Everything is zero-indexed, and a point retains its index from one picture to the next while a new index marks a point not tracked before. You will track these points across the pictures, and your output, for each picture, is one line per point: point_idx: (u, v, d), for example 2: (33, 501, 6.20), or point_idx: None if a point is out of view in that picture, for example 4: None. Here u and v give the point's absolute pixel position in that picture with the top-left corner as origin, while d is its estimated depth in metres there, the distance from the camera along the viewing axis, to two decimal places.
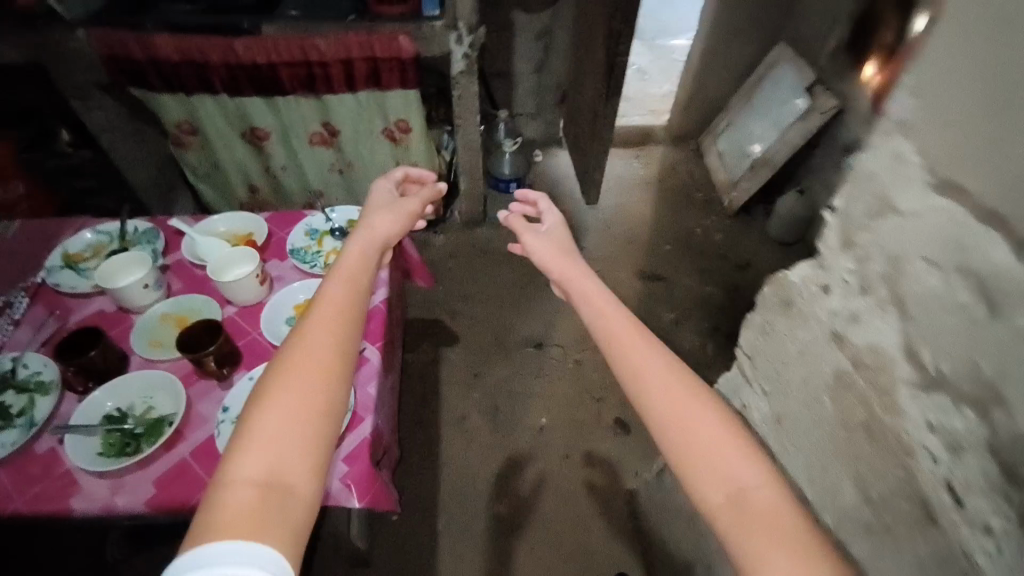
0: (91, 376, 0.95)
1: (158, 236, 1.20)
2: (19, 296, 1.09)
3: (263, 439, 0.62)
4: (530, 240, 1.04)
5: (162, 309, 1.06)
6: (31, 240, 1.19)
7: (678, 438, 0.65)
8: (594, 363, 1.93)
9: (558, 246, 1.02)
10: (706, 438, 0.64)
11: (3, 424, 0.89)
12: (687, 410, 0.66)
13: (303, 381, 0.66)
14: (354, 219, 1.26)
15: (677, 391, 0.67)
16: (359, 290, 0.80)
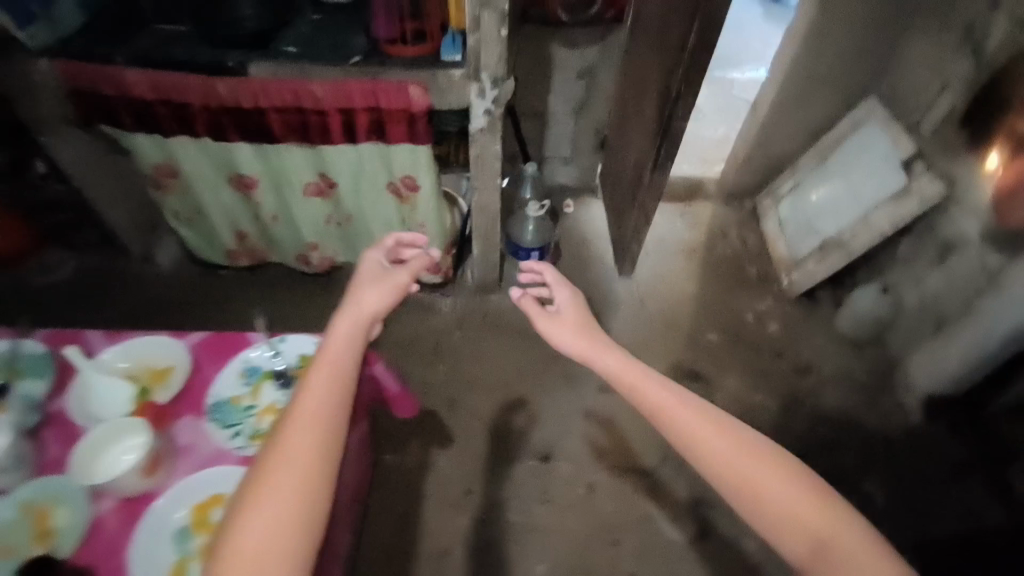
0: None
1: (52, 369, 1.09)
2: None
3: (266, 500, 0.76)
4: (553, 322, 1.08)
5: (27, 494, 0.96)
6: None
7: (739, 480, 0.80)
8: (609, 492, 1.63)
9: (578, 319, 1.08)
10: (753, 475, 0.79)
11: None
12: (719, 452, 0.82)
13: (306, 442, 0.81)
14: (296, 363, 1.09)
15: (703, 430, 0.83)
16: (347, 357, 0.94)
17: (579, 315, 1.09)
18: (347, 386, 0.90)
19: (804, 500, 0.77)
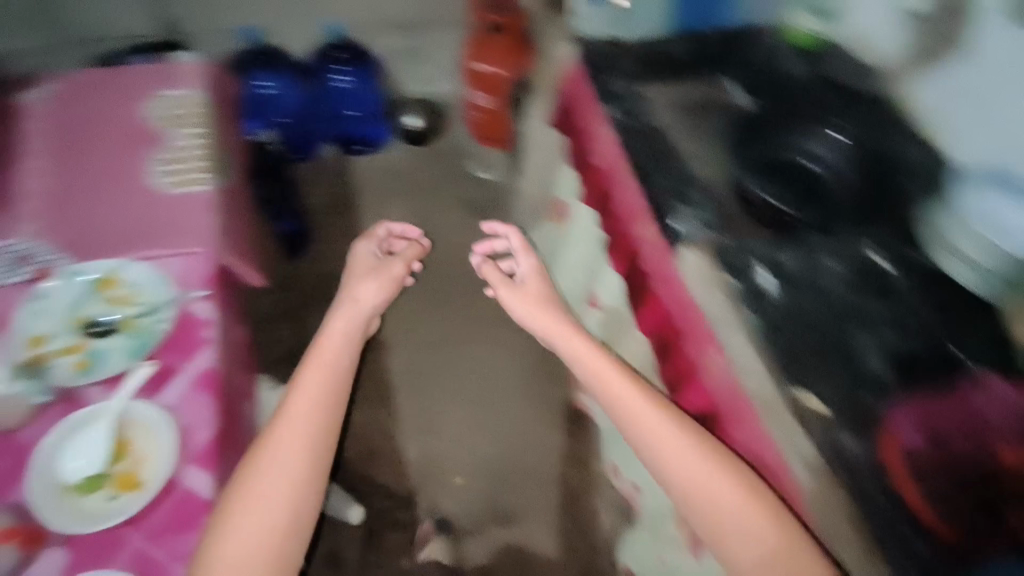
0: None
1: (139, 348, 0.86)
2: (59, 255, 0.93)
3: (263, 465, 0.79)
4: (515, 294, 1.13)
5: None
6: (154, 213, 0.99)
7: (684, 481, 0.82)
8: None
9: (534, 296, 1.12)
10: (692, 477, 0.81)
11: None
12: (667, 453, 0.84)
13: (297, 431, 0.83)
14: None
15: (669, 437, 0.84)
16: (339, 364, 0.92)
17: (539, 283, 1.15)
18: (339, 393, 0.89)
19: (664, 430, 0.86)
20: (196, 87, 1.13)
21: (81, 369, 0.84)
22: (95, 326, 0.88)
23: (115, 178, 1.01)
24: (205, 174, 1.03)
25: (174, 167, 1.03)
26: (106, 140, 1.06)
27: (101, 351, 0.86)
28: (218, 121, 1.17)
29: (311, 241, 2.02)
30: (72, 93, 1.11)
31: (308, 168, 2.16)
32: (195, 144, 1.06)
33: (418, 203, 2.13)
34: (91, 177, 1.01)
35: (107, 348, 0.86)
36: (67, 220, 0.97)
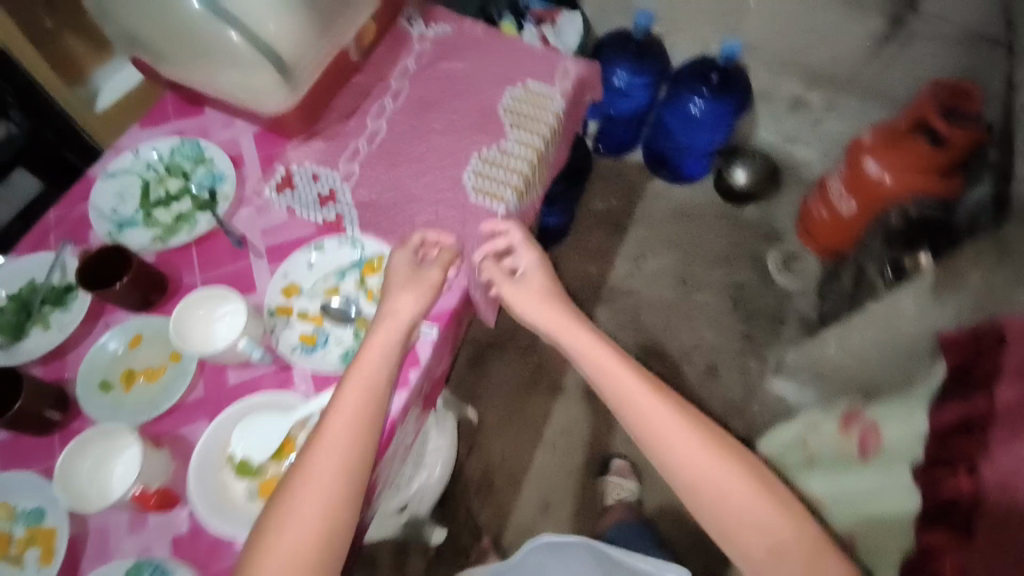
0: (148, 295, 0.79)
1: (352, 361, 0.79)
2: (353, 212, 0.89)
3: (306, 493, 0.64)
4: (524, 299, 0.85)
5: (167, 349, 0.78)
6: (450, 222, 0.90)
7: (690, 475, 0.72)
8: None
9: (537, 293, 0.86)
10: (700, 464, 0.72)
11: (147, 199, 0.88)
12: (704, 472, 0.72)
13: (340, 445, 0.66)
14: None
15: (668, 432, 0.74)
16: (389, 361, 0.73)
17: (540, 279, 0.87)
18: (378, 401, 0.70)
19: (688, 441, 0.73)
20: (555, 100, 0.99)
21: (304, 344, 0.80)
22: (339, 305, 0.83)
23: (436, 164, 0.94)
24: (504, 203, 0.91)
25: (482, 177, 0.92)
26: (453, 118, 0.97)
27: (328, 336, 0.81)
28: (557, 140, 1.01)
29: (563, 241, 1.80)
30: (452, 51, 1.03)
31: (601, 166, 1.91)
32: (517, 163, 0.93)
33: (688, 269, 1.77)
34: (422, 153, 0.94)
35: (335, 334, 0.81)
36: (378, 185, 0.92)
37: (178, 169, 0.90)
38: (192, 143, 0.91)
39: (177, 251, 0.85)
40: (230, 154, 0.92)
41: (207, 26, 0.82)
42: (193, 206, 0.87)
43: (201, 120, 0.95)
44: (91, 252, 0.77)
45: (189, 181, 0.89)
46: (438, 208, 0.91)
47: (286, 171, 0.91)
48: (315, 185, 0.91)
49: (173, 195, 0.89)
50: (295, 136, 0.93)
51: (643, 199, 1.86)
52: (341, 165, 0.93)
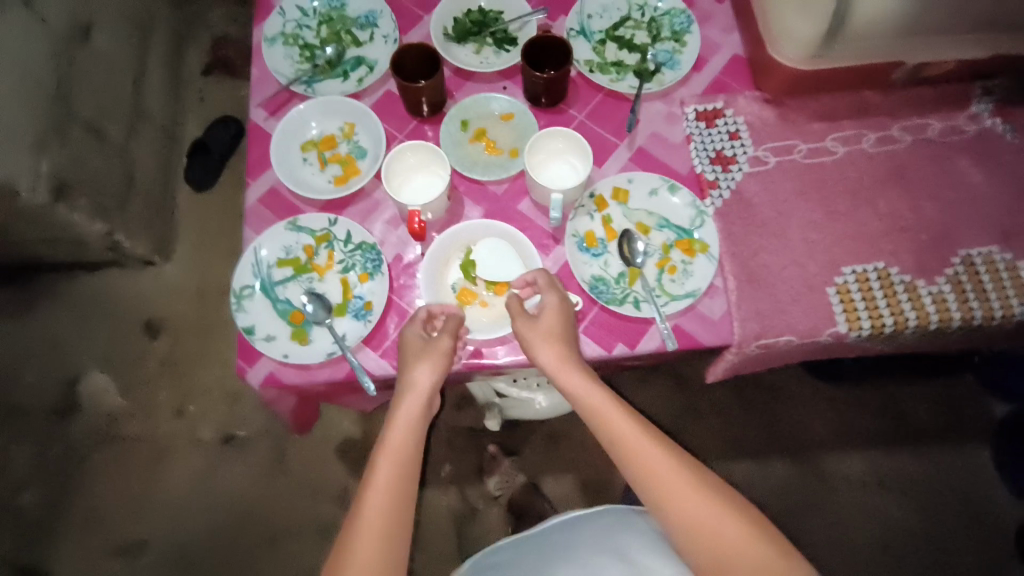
0: (545, 98, 0.85)
1: (596, 286, 0.79)
2: (725, 190, 0.83)
3: (362, 531, 0.63)
4: (543, 345, 0.72)
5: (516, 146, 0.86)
6: (783, 282, 0.79)
7: (695, 524, 0.64)
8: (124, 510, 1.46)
9: (555, 336, 0.72)
10: (710, 520, 0.64)
11: (617, 31, 0.92)
12: (698, 515, 0.64)
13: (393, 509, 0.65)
14: (301, 343, 0.75)
15: (679, 478, 0.66)
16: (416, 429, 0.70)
17: (553, 319, 0.73)
18: (410, 462, 0.68)
19: (692, 487, 0.66)
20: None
21: (584, 240, 0.81)
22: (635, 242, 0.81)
23: (835, 231, 0.80)
24: (850, 329, 0.76)
25: (862, 289, 0.77)
26: (901, 211, 0.80)
27: (603, 253, 0.81)
28: (970, 334, 0.79)
29: (826, 385, 1.51)
30: (978, 155, 0.82)
31: (962, 386, 1.50)
32: (909, 311, 0.76)
33: (901, 539, 1.40)
34: (836, 210, 0.81)
35: (608, 257, 0.81)
36: (769, 193, 0.83)
37: (659, 29, 0.91)
38: (686, 21, 0.90)
39: (587, 89, 0.88)
40: (700, 54, 0.89)
41: None
42: (634, 66, 0.89)
43: (713, 11, 0.92)
44: (548, 33, 0.83)
45: (655, 47, 0.90)
46: (789, 265, 0.79)
47: (719, 108, 0.86)
48: (724, 140, 0.85)
49: (635, 46, 0.91)
50: (761, 91, 0.86)
51: (942, 441, 1.47)
52: (763, 147, 0.84)
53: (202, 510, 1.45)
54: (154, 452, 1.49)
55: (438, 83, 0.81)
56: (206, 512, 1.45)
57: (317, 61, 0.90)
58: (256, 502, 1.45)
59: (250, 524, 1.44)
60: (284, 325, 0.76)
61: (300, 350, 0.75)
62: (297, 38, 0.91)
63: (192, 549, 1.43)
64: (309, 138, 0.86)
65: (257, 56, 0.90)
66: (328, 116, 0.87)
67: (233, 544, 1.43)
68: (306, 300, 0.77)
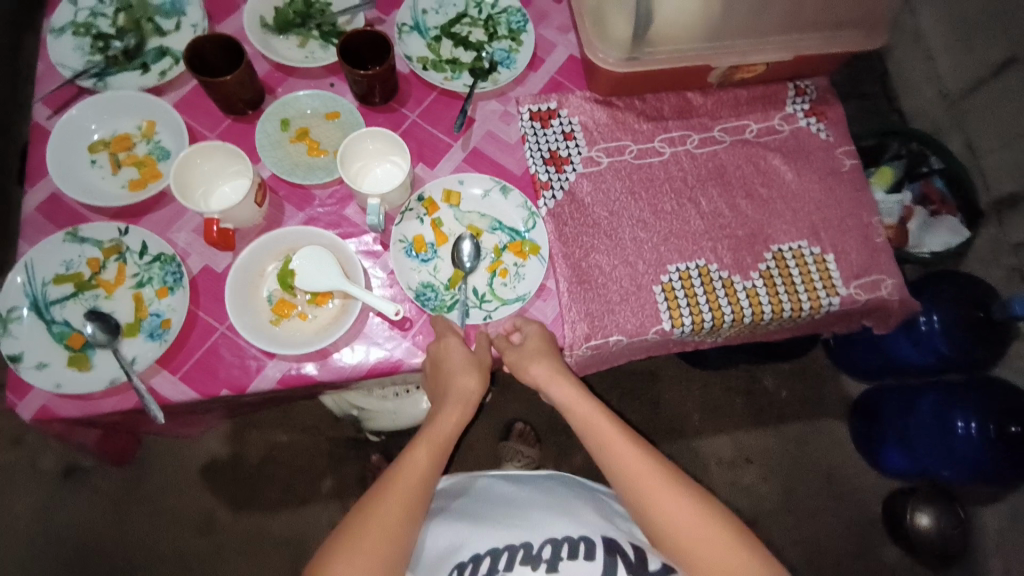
0: (370, 95, 0.81)
1: (425, 293, 0.76)
2: (559, 190, 0.81)
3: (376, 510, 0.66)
4: (534, 361, 0.72)
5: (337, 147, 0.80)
6: (613, 283, 0.78)
7: (671, 528, 0.66)
8: None
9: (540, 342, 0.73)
10: (687, 520, 0.66)
11: (451, 28, 0.88)
12: (684, 520, 0.66)
13: (402, 493, 0.68)
14: (78, 372, 0.67)
15: (663, 482, 0.68)
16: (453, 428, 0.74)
17: (537, 344, 0.73)
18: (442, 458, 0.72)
19: (679, 491, 0.68)
20: (830, 296, 0.80)
21: (412, 245, 0.77)
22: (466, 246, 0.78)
23: (663, 229, 0.81)
24: (675, 326, 0.77)
25: (685, 285, 0.78)
26: (722, 208, 0.82)
27: (433, 258, 0.78)
28: (786, 325, 0.84)
29: (701, 374, 1.58)
30: (790, 153, 0.86)
31: (815, 364, 1.62)
32: (727, 307, 0.78)
33: (766, 511, 1.50)
34: (663, 208, 0.82)
35: (439, 262, 0.78)
36: (602, 193, 0.82)
37: (493, 26, 0.88)
38: (522, 20, 0.88)
39: (418, 87, 0.85)
40: (536, 54, 0.88)
41: None
42: (469, 64, 0.86)
43: (549, 9, 0.90)
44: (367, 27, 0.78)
45: (489, 45, 0.87)
46: (617, 264, 0.79)
47: (554, 108, 0.85)
48: (559, 141, 0.83)
49: (470, 44, 0.88)
50: (592, 91, 0.86)
51: (803, 419, 1.57)
52: (595, 147, 0.84)
53: (46, 551, 1.32)
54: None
55: (246, 77, 0.74)
56: (47, 552, 1.32)
57: (110, 53, 0.79)
58: (105, 536, 1.33)
59: (99, 561, 1.32)
60: (61, 351, 0.67)
61: (76, 380, 0.66)
62: (90, 28, 0.81)
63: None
64: (98, 138, 0.76)
65: (42, 49, 0.80)
66: (122, 112, 0.77)
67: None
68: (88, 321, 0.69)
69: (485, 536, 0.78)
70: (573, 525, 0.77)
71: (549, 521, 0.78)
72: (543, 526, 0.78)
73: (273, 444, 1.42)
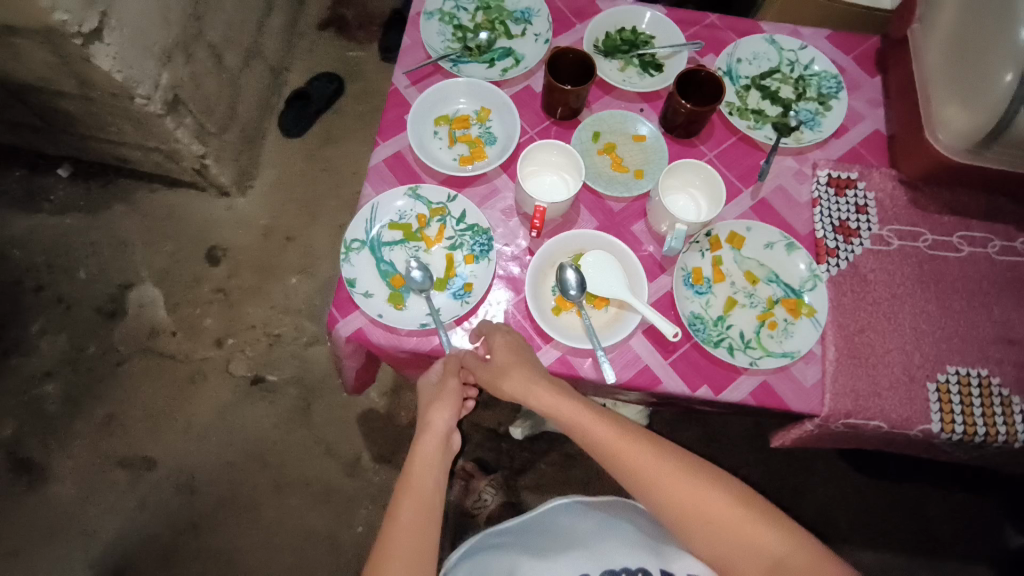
0: (680, 127, 0.86)
1: (692, 322, 0.78)
2: (844, 260, 0.82)
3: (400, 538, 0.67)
4: (508, 369, 0.72)
5: (640, 168, 0.86)
6: (886, 367, 0.77)
7: (678, 507, 0.70)
8: (141, 422, 1.45)
9: (512, 354, 0.73)
10: (698, 500, 0.69)
11: (762, 82, 0.92)
12: (700, 508, 0.69)
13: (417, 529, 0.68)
14: (393, 308, 0.77)
15: (667, 469, 0.71)
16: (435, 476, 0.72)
17: (506, 356, 0.73)
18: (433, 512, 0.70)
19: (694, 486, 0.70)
20: None
21: (691, 275, 0.81)
22: (740, 290, 0.81)
23: (948, 327, 0.79)
24: (944, 429, 0.74)
25: (963, 391, 0.76)
26: (1017, 323, 0.79)
27: (708, 292, 0.81)
28: None
29: (855, 479, 1.47)
30: None
31: (987, 509, 1.46)
32: (1004, 427, 0.75)
33: None
34: (952, 307, 0.80)
35: (711, 297, 0.81)
36: (887, 274, 0.81)
37: (802, 88, 0.92)
38: (836, 86, 0.91)
39: (720, 129, 0.89)
40: (842, 122, 0.89)
41: (1001, 52, 0.70)
42: (774, 118, 0.89)
43: (861, 81, 0.93)
44: (701, 68, 0.84)
45: (796, 104, 0.91)
46: (893, 347, 0.77)
47: (853, 179, 0.86)
48: (851, 212, 0.84)
49: (777, 99, 0.91)
50: (895, 172, 0.86)
51: (963, 563, 1.42)
52: (888, 227, 0.83)
53: (216, 442, 1.45)
54: (186, 372, 1.49)
55: (585, 91, 0.82)
56: (219, 447, 1.45)
57: (467, 45, 0.92)
58: (271, 447, 1.45)
59: (258, 467, 1.44)
60: (384, 286, 0.78)
61: (390, 315, 0.76)
62: (452, 18, 0.94)
63: (200, 477, 1.42)
64: (443, 115, 0.88)
65: (412, 27, 0.92)
66: (464, 97, 0.89)
67: (242, 484, 1.42)
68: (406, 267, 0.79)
69: (560, 560, 0.78)
70: (641, 556, 0.79)
71: (621, 550, 0.80)
72: (611, 554, 0.79)
73: None
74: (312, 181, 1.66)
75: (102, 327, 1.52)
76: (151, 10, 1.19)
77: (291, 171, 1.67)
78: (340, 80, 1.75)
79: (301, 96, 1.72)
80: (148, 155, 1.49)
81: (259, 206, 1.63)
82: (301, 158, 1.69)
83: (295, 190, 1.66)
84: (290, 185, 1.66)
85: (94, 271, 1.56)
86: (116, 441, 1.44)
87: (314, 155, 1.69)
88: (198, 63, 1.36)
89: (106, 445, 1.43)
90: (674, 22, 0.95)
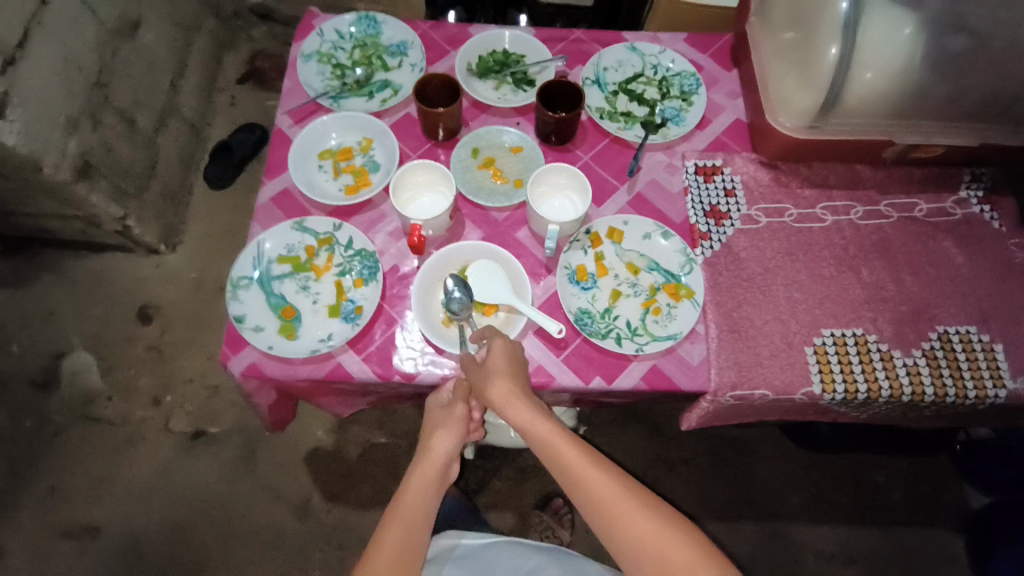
0: (551, 135, 0.91)
1: (580, 318, 0.81)
2: (717, 242, 0.86)
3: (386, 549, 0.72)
4: (494, 382, 0.73)
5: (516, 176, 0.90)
6: (763, 336, 0.80)
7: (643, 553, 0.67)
8: (80, 492, 1.42)
9: (506, 367, 0.74)
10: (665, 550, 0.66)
11: (628, 87, 0.99)
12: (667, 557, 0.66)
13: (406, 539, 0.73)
14: (286, 338, 0.78)
15: (634, 511, 0.68)
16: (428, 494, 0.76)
17: (498, 363, 0.74)
18: (420, 527, 0.74)
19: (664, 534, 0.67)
20: (995, 386, 0.77)
21: (575, 272, 0.84)
22: (623, 281, 0.84)
23: (819, 293, 0.83)
24: (825, 391, 0.77)
25: (839, 351, 0.79)
26: (883, 280, 0.84)
27: (593, 287, 0.84)
28: (938, 410, 0.81)
29: (804, 457, 1.49)
30: (957, 235, 0.86)
31: (935, 468, 1.49)
32: (883, 381, 0.78)
33: None
34: (821, 273, 0.84)
35: (597, 292, 0.83)
36: (758, 249, 0.85)
37: (664, 88, 0.99)
38: (695, 83, 0.98)
39: (593, 134, 0.95)
40: (704, 114, 0.96)
41: (825, 22, 0.78)
42: (641, 118, 0.96)
43: (719, 76, 1.00)
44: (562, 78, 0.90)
45: (660, 103, 0.97)
46: (770, 317, 0.81)
47: (718, 166, 0.91)
48: (719, 197, 0.89)
49: (643, 100, 0.98)
50: (757, 155, 0.92)
51: (920, 526, 1.43)
52: (755, 207, 0.88)
53: (159, 503, 1.42)
54: (124, 436, 1.46)
55: (455, 111, 0.87)
56: (162, 508, 1.41)
57: (345, 81, 0.98)
58: (217, 501, 1.42)
59: (204, 523, 1.41)
60: (274, 319, 0.79)
61: (283, 346, 0.77)
62: (330, 58, 1.00)
63: (144, 542, 1.38)
64: (326, 151, 0.92)
65: (292, 70, 0.98)
66: (345, 130, 0.93)
67: (188, 543, 1.39)
68: (297, 299, 0.81)
69: None
70: None
71: None
72: None
73: (373, 443, 1.50)
74: (242, 229, 1.69)
75: (33, 401, 1.49)
76: (49, 85, 1.25)
77: (221, 222, 1.69)
78: (263, 128, 1.79)
79: (225, 148, 1.75)
80: (70, 222, 1.50)
81: (190, 260, 1.64)
82: (230, 208, 1.71)
83: (226, 240, 1.67)
84: (220, 236, 1.68)
85: (23, 347, 1.54)
86: (54, 516, 1.40)
87: (243, 204, 1.72)
88: (108, 128, 1.42)
89: (43, 522, 1.39)
90: (541, 41, 1.02)
